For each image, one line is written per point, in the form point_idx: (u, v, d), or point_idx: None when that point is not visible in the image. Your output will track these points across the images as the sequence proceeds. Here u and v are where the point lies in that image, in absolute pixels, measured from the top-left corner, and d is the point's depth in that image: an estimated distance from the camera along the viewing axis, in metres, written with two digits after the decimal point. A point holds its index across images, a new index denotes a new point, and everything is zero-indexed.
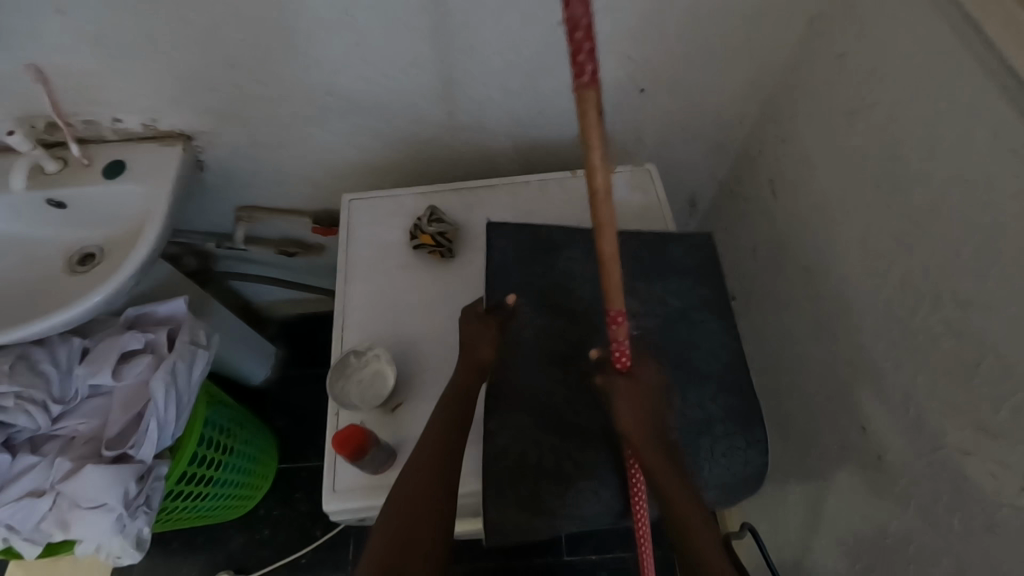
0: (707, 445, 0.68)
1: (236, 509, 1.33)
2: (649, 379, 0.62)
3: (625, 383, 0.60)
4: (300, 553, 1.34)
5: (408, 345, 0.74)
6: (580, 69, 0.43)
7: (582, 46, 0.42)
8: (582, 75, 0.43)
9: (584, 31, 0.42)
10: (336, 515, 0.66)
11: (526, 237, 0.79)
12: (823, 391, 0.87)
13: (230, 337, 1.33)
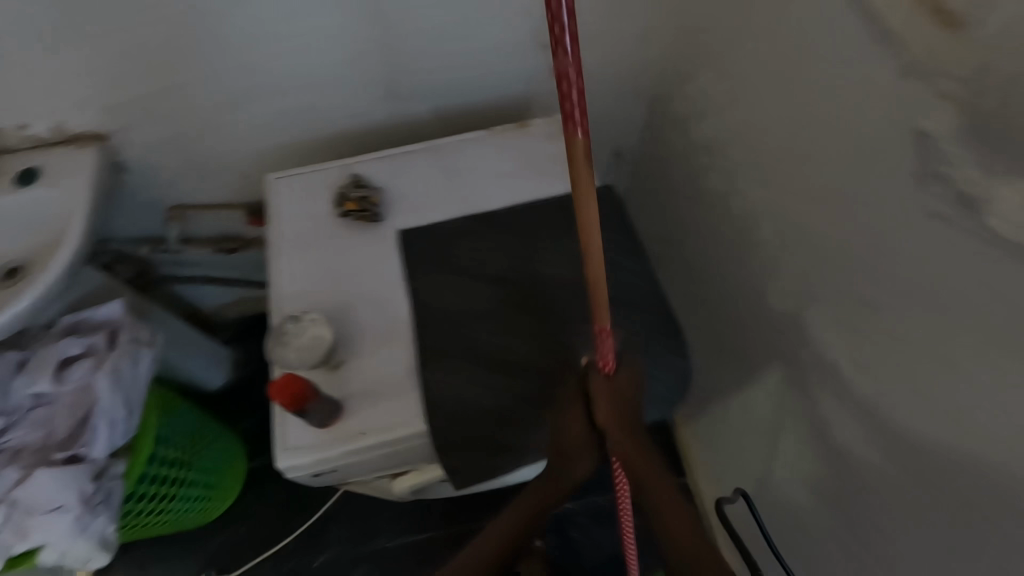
0: (634, 359, 0.72)
1: (211, 510, 1.33)
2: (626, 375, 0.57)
3: (602, 382, 0.55)
4: (281, 544, 1.35)
5: (343, 308, 0.76)
6: (566, 81, 0.34)
7: (565, 79, 0.34)
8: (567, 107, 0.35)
9: (567, 62, 0.33)
10: (288, 471, 0.68)
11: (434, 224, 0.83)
12: (745, 309, 0.93)
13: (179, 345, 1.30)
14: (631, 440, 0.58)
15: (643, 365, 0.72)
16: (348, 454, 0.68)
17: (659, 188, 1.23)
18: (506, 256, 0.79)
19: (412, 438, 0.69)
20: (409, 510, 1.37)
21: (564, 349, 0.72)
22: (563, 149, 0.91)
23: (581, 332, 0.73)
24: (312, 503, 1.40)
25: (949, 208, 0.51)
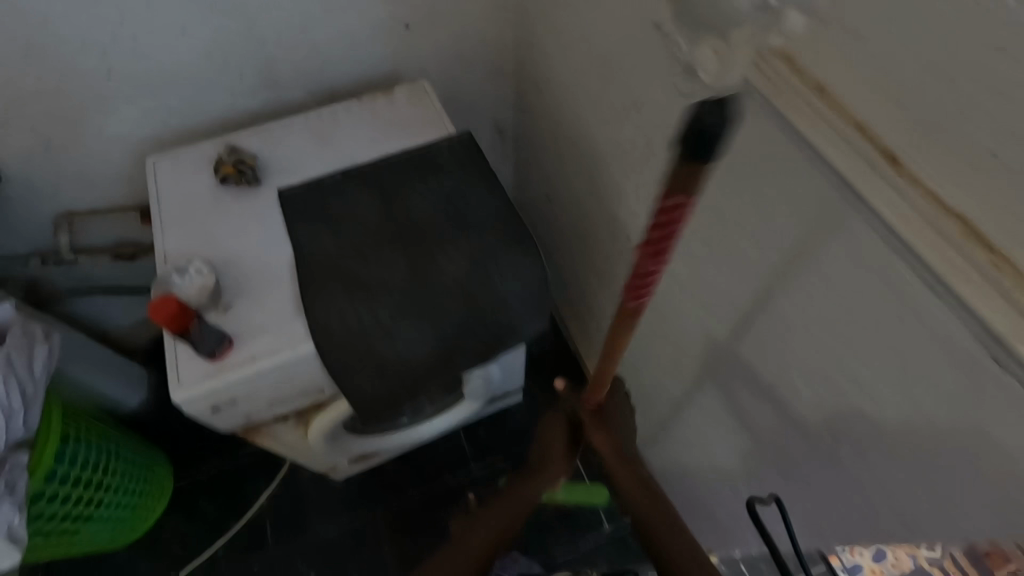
0: (494, 267, 0.82)
1: (138, 523, 1.31)
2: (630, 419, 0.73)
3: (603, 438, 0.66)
4: (213, 548, 1.34)
5: (226, 259, 0.82)
6: (670, 208, 0.38)
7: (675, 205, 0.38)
8: (665, 211, 0.39)
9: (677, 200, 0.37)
10: (184, 406, 0.73)
11: (308, 183, 0.89)
12: (607, 230, 1.05)
13: (85, 363, 1.27)
14: (625, 461, 0.69)
15: (501, 266, 0.82)
16: (239, 379, 0.73)
17: (534, 148, 1.35)
18: (374, 199, 0.87)
19: (300, 359, 0.76)
20: (345, 490, 1.39)
21: (431, 265, 0.81)
22: (425, 107, 1.01)
23: (445, 250, 0.83)
24: (245, 501, 1.39)
25: (690, 81, 0.64)
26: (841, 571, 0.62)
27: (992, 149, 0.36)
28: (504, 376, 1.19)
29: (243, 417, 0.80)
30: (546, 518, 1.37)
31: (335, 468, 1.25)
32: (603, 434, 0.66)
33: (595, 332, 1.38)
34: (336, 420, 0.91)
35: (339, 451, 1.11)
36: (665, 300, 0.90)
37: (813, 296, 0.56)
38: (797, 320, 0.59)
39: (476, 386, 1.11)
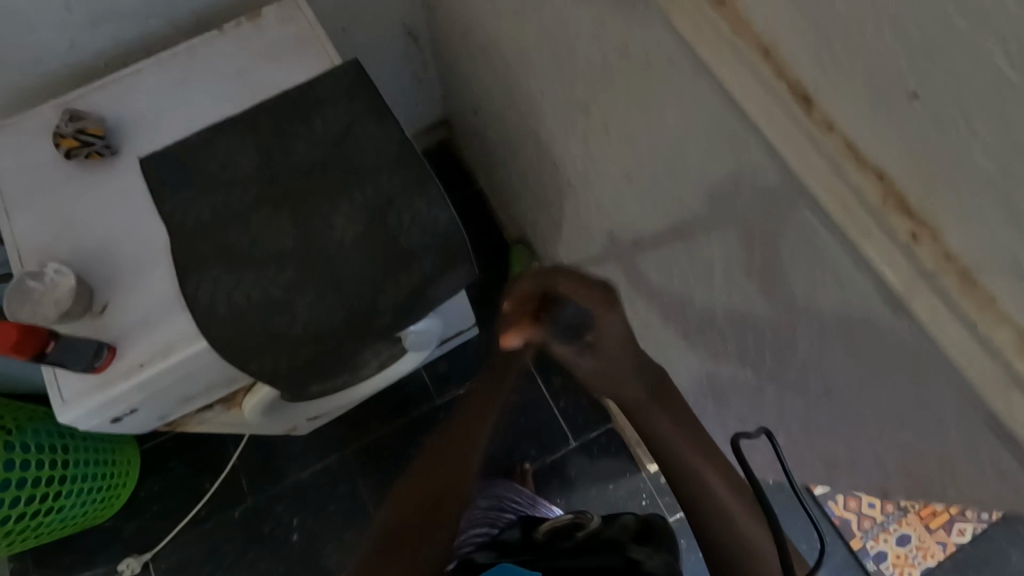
0: (396, 218, 0.73)
1: (117, 495, 1.32)
2: (613, 331, 0.55)
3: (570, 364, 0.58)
4: (195, 511, 1.36)
5: (92, 253, 0.72)
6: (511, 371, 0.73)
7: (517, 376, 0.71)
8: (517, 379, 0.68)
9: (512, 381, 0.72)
10: (77, 421, 0.67)
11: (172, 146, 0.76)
12: (537, 154, 0.94)
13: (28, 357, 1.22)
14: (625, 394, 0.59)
15: (406, 220, 0.73)
16: (131, 386, 0.67)
17: (454, 58, 1.17)
18: (251, 157, 0.75)
19: (196, 355, 0.68)
20: (316, 440, 1.40)
21: (325, 228, 0.72)
22: (300, 29, 0.83)
23: (338, 207, 0.73)
24: (218, 462, 1.40)
25: None
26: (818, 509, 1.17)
27: (912, 86, 0.27)
28: (451, 319, 1.14)
29: (158, 416, 0.75)
30: (514, 440, 1.40)
31: (294, 428, 1.22)
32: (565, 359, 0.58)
33: (544, 256, 1.32)
34: (268, 397, 0.87)
35: (290, 416, 1.08)
36: (599, 232, 0.82)
37: (735, 245, 0.48)
38: (722, 268, 0.53)
39: (420, 335, 1.06)
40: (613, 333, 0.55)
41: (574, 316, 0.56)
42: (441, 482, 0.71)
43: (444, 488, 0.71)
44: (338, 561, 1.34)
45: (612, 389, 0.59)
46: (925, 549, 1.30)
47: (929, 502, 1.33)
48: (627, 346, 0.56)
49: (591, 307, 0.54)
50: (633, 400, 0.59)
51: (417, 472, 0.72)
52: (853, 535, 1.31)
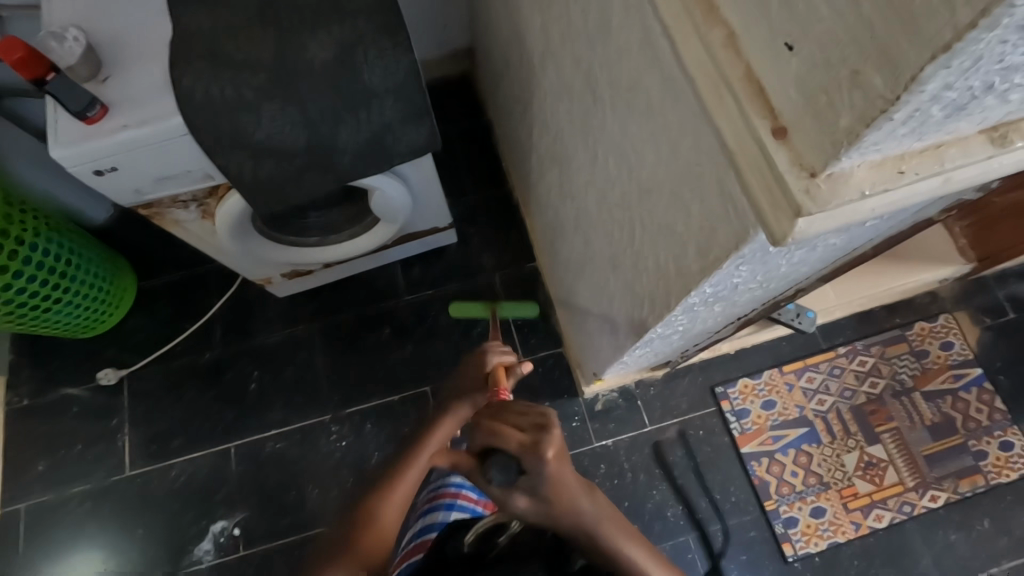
0: (362, 57, 0.82)
1: (112, 312, 1.49)
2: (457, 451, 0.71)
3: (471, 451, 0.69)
4: (171, 345, 1.50)
5: (108, 33, 0.83)
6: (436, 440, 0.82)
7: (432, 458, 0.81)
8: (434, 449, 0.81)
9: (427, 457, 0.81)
10: (66, 160, 0.79)
11: None
12: (518, 46, 1.01)
13: (54, 173, 1.39)
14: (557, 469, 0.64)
15: (371, 56, 0.82)
16: (112, 142, 0.78)
17: None
18: None
19: (173, 129, 0.79)
20: (290, 307, 1.52)
21: (301, 46, 0.80)
22: None
23: (317, 33, 0.81)
24: (201, 307, 1.53)
25: None
26: (743, 411, 1.40)
27: None
28: (424, 202, 1.22)
29: (132, 189, 0.87)
30: (466, 346, 1.48)
31: (270, 280, 1.36)
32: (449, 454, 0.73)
33: (526, 174, 1.39)
34: (238, 211, 0.98)
35: (259, 257, 1.19)
36: (551, 112, 0.89)
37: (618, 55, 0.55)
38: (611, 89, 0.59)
39: (388, 206, 1.14)
40: (568, 480, 0.64)
41: (517, 464, 0.62)
42: (386, 507, 0.80)
43: (383, 516, 0.80)
44: (285, 415, 1.43)
45: (553, 512, 0.64)
46: (838, 526, 1.31)
47: (852, 484, 1.34)
48: (564, 469, 0.63)
49: (528, 445, 0.63)
50: (566, 494, 0.64)
51: (371, 510, 0.80)
52: (769, 497, 1.34)
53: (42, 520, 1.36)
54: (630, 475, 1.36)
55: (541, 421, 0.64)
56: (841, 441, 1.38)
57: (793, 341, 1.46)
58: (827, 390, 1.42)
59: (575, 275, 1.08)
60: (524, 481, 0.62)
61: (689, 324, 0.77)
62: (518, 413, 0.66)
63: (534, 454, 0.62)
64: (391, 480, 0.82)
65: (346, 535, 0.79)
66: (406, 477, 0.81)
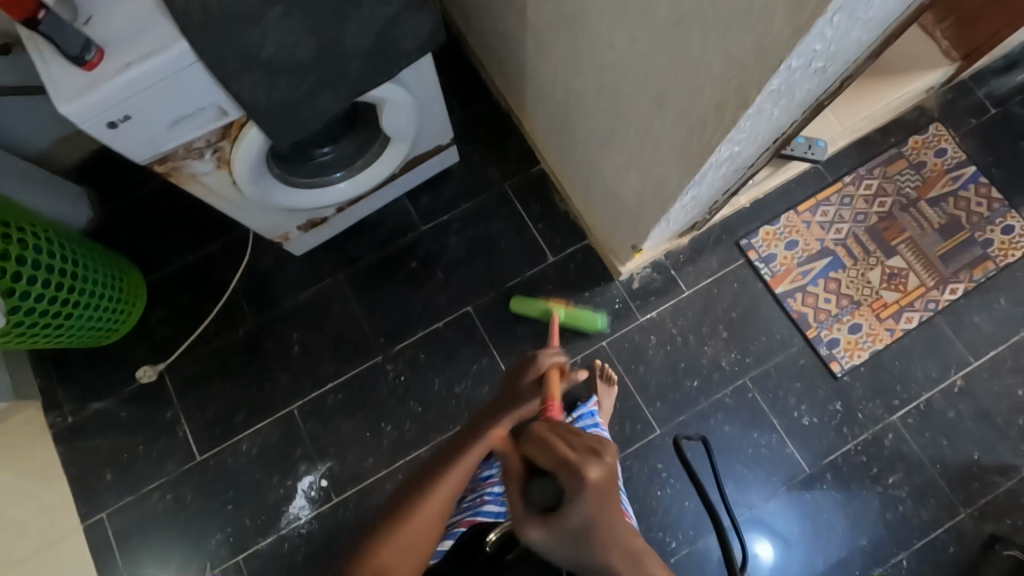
0: None
1: (130, 311, 1.43)
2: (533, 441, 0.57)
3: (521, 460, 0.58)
4: (200, 331, 1.46)
5: None
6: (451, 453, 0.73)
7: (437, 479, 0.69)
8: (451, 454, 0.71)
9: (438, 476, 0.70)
10: (76, 117, 0.74)
11: None
12: None
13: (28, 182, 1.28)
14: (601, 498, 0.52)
15: None
16: (121, 86, 0.73)
17: None
18: None
19: (179, 59, 0.74)
20: (309, 264, 1.49)
21: None
22: None
23: None
24: (218, 287, 1.49)
25: None
26: (770, 255, 1.47)
27: None
28: (428, 115, 1.18)
29: (148, 141, 0.82)
30: (495, 259, 1.48)
31: (287, 237, 1.33)
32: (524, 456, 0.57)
33: (514, 71, 1.36)
34: (255, 149, 0.94)
35: (276, 208, 1.15)
36: None
37: None
38: None
39: (398, 122, 1.11)
40: (611, 525, 0.52)
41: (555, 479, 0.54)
42: (404, 551, 0.65)
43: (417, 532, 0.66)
44: (337, 367, 1.43)
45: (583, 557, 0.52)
46: (875, 335, 1.42)
47: (881, 297, 1.44)
48: (611, 507, 0.52)
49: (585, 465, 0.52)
50: (605, 538, 0.52)
51: (395, 529, 0.66)
52: (810, 326, 1.43)
53: (128, 523, 1.36)
54: (680, 340, 1.43)
55: (596, 446, 0.54)
56: (863, 261, 1.46)
57: (802, 182, 1.51)
58: (841, 219, 1.49)
59: (599, 149, 1.09)
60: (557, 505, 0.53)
61: (745, 144, 0.79)
62: (577, 432, 0.57)
63: (580, 478, 0.51)
64: (429, 483, 0.69)
65: (372, 541, 0.66)
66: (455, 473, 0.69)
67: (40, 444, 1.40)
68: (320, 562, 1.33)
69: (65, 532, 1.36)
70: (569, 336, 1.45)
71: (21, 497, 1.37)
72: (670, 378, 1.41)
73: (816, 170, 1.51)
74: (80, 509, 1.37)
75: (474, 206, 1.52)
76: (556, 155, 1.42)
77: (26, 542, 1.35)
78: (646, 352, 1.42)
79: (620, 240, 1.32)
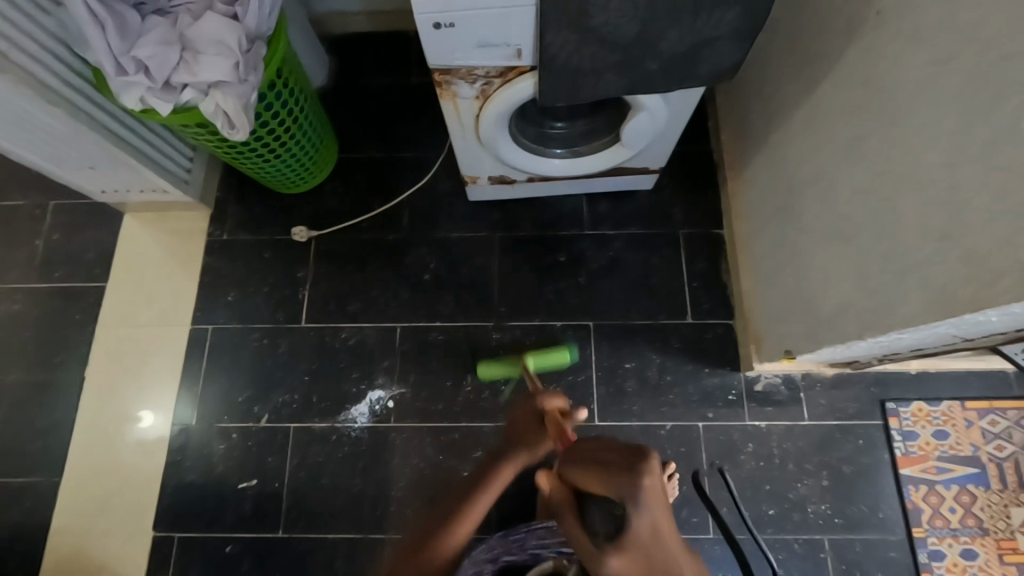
0: None
1: (314, 175, 1.56)
2: (629, 487, 0.57)
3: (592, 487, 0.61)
4: (358, 220, 1.56)
5: None
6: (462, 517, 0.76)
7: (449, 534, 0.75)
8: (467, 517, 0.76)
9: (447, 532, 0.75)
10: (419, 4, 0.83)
11: None
12: None
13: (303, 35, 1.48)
14: (654, 482, 0.57)
15: None
16: None
17: None
18: None
19: None
20: (474, 211, 1.55)
21: None
22: None
23: None
24: (391, 191, 1.59)
25: None
26: (911, 430, 1.35)
27: None
28: (664, 137, 1.19)
29: (452, 49, 0.90)
30: (637, 292, 1.47)
31: (477, 181, 1.39)
32: (582, 474, 0.63)
33: (752, 134, 1.33)
34: (518, 99, 0.99)
35: (492, 154, 1.21)
36: (883, 62, 0.83)
37: None
38: None
39: (638, 132, 1.12)
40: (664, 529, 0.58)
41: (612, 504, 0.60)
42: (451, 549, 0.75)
43: None
44: (453, 310, 1.48)
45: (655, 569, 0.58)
46: (987, 573, 1.25)
47: (1014, 538, 1.27)
48: (663, 509, 0.58)
49: (630, 486, 0.57)
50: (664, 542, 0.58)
51: None
52: (920, 524, 1.29)
53: (224, 345, 1.49)
54: (777, 462, 1.34)
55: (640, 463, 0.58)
56: (1013, 493, 1.29)
57: (983, 379, 1.36)
58: (1009, 438, 1.33)
59: (817, 245, 1.04)
60: (621, 527, 0.58)
61: (1009, 317, 0.72)
62: (604, 452, 0.62)
63: (636, 484, 0.56)
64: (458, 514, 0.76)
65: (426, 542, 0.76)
66: (475, 508, 0.76)
67: (194, 243, 1.57)
68: (353, 468, 1.39)
69: (177, 323, 1.51)
70: (671, 400, 1.40)
71: (159, 278, 1.54)
72: (749, 492, 1.33)
73: (1005, 375, 1.36)
74: (195, 312, 1.52)
75: (643, 235, 1.51)
76: (750, 228, 1.38)
77: (145, 314, 1.52)
78: (736, 454, 1.35)
79: (777, 337, 1.26)
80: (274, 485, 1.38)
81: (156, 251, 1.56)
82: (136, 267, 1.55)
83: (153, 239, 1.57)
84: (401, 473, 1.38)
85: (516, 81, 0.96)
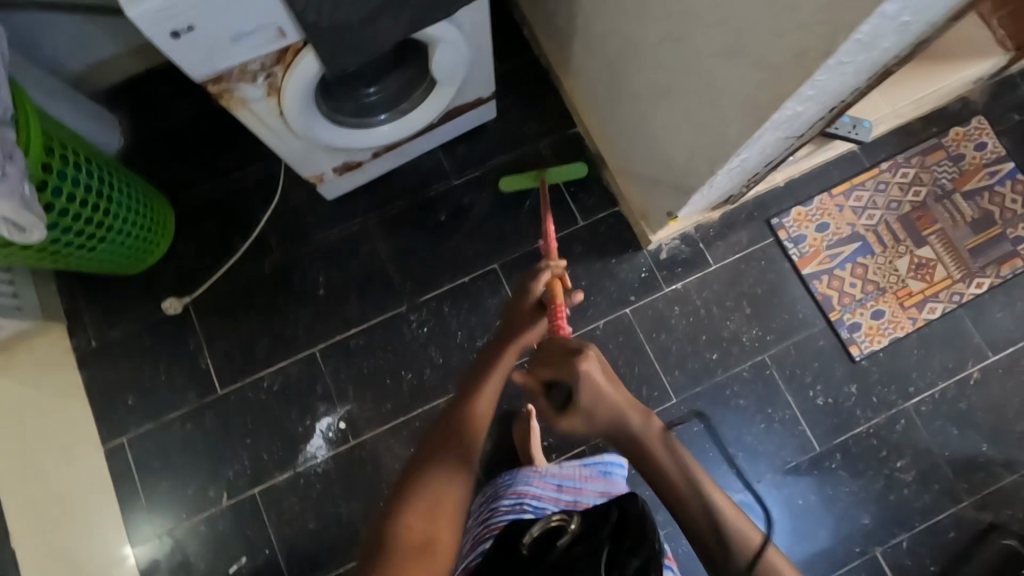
0: None
1: (157, 242, 1.43)
2: None
3: None
4: (227, 267, 1.46)
5: None
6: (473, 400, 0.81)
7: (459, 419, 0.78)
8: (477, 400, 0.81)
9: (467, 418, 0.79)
10: (141, 17, 0.74)
11: None
12: None
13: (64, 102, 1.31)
14: None
15: None
16: None
17: None
18: None
19: None
20: (340, 209, 1.48)
21: None
22: None
23: None
24: (246, 224, 1.48)
25: None
26: (799, 234, 1.47)
27: None
28: (478, 62, 1.16)
29: (208, 53, 0.82)
30: (524, 218, 1.48)
31: (323, 178, 1.32)
32: None
33: (561, 27, 1.33)
34: (310, 79, 0.93)
35: (318, 147, 1.14)
36: None
37: None
38: None
39: (448, 67, 1.09)
40: None
41: None
42: (435, 522, 0.70)
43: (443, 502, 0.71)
44: (362, 312, 1.44)
45: None
46: (897, 322, 1.42)
47: (906, 285, 1.44)
48: None
49: None
50: None
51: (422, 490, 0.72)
52: (833, 308, 1.43)
53: (147, 449, 1.38)
54: (704, 312, 1.44)
55: None
56: (893, 248, 1.46)
57: (838, 165, 1.50)
58: (875, 205, 1.48)
59: (650, 107, 1.07)
60: None
61: (811, 102, 0.78)
62: None
63: None
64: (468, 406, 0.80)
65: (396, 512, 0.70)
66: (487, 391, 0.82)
67: (63, 365, 1.42)
68: (335, 499, 1.36)
69: (87, 449, 1.39)
70: (595, 301, 1.45)
71: (43, 417, 1.39)
72: (690, 348, 1.43)
73: (853, 153, 1.50)
74: (100, 431, 1.39)
75: (508, 163, 1.50)
76: (596, 116, 1.41)
77: (46, 456, 1.38)
78: (668, 321, 1.44)
79: (656, 205, 1.31)
80: (265, 552, 1.34)
81: (24, 391, 1.40)
82: (11, 416, 1.39)
83: (15, 380, 1.41)
84: (382, 481, 1.37)
85: (297, 62, 0.89)
